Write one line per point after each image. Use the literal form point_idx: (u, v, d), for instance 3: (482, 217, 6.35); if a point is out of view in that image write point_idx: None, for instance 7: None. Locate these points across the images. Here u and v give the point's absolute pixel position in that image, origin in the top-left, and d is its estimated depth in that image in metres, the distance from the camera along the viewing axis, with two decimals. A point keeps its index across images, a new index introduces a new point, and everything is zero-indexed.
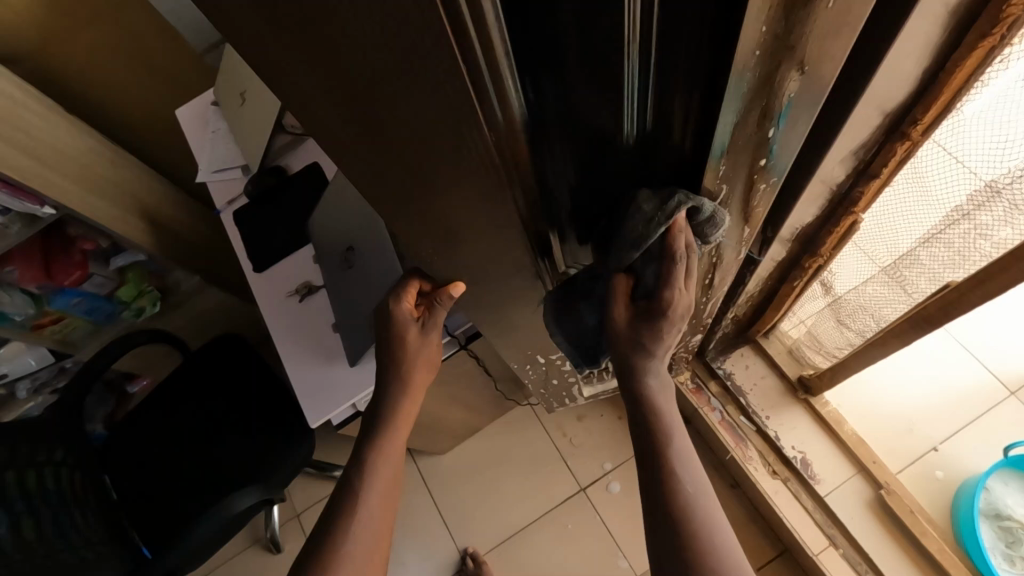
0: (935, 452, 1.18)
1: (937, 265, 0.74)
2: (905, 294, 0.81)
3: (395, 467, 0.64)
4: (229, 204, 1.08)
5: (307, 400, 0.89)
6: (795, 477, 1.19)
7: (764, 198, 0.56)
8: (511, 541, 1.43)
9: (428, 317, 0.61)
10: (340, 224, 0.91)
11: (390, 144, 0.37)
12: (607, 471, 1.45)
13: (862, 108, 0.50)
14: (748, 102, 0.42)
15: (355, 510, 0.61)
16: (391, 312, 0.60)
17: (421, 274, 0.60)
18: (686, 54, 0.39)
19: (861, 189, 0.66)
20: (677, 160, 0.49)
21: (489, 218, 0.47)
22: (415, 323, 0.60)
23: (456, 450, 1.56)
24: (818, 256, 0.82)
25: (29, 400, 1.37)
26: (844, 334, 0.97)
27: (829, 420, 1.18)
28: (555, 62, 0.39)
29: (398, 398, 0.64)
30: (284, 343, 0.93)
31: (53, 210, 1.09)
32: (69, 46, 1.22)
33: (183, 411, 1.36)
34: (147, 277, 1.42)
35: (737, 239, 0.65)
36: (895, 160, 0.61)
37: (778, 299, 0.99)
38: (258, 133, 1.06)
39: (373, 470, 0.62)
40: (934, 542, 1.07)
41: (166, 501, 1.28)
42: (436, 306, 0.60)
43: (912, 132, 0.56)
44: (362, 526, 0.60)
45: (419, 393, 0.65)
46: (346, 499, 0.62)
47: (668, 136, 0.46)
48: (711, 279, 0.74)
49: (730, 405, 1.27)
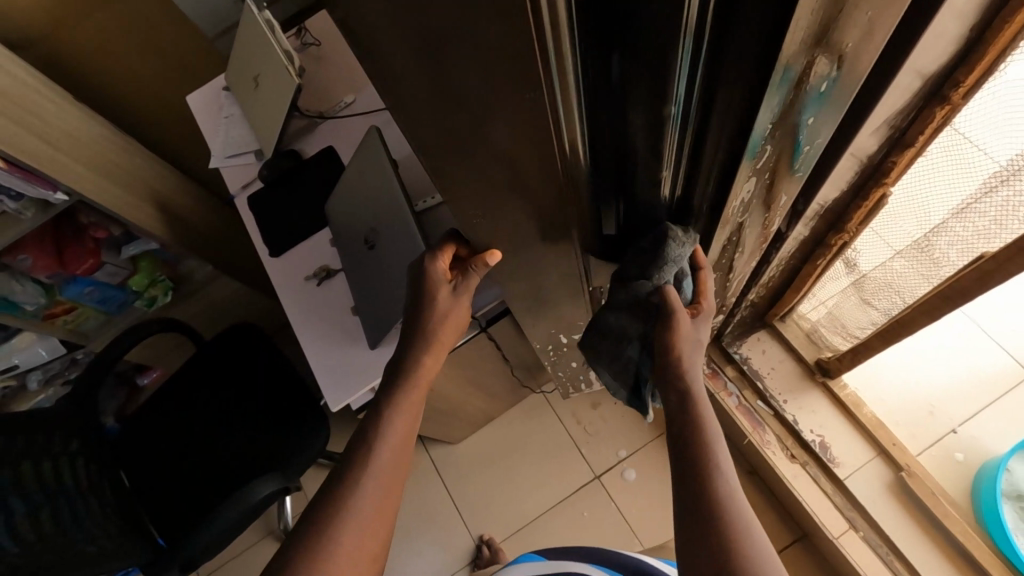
0: (954, 434, 1.17)
1: (969, 236, 0.73)
2: (934, 268, 0.81)
3: (409, 431, 0.63)
4: (243, 188, 1.07)
5: (326, 383, 0.88)
6: (814, 461, 1.18)
7: (804, 164, 0.55)
8: (526, 530, 1.43)
9: (461, 280, 0.60)
10: (360, 206, 0.90)
11: (439, 97, 0.36)
12: (622, 459, 1.45)
13: (907, 71, 0.49)
14: (797, 69, 0.40)
15: (388, 485, 0.60)
16: (426, 271, 0.59)
17: (462, 235, 0.59)
18: (735, 22, 0.36)
19: (895, 159, 0.65)
20: (715, 141, 0.47)
21: (529, 188, 0.45)
22: (448, 286, 0.60)
23: (469, 439, 1.55)
24: (845, 232, 0.81)
25: (41, 391, 1.35)
26: (868, 313, 0.97)
27: (849, 404, 1.17)
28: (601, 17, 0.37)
29: (428, 374, 0.64)
30: (302, 326, 0.93)
31: (66, 196, 1.08)
32: (79, 33, 1.21)
33: (196, 401, 1.35)
34: (159, 266, 1.41)
35: (771, 210, 0.64)
36: (931, 127, 0.60)
37: (800, 279, 0.98)
38: (273, 117, 1.05)
39: (390, 433, 0.61)
40: (956, 524, 1.06)
41: (180, 491, 1.27)
42: (471, 267, 0.58)
43: (952, 96, 0.56)
44: (379, 492, 0.59)
45: (446, 350, 0.64)
46: (354, 462, 0.60)
47: (710, 108, 0.44)
48: (739, 254, 0.73)
49: (747, 390, 1.27)
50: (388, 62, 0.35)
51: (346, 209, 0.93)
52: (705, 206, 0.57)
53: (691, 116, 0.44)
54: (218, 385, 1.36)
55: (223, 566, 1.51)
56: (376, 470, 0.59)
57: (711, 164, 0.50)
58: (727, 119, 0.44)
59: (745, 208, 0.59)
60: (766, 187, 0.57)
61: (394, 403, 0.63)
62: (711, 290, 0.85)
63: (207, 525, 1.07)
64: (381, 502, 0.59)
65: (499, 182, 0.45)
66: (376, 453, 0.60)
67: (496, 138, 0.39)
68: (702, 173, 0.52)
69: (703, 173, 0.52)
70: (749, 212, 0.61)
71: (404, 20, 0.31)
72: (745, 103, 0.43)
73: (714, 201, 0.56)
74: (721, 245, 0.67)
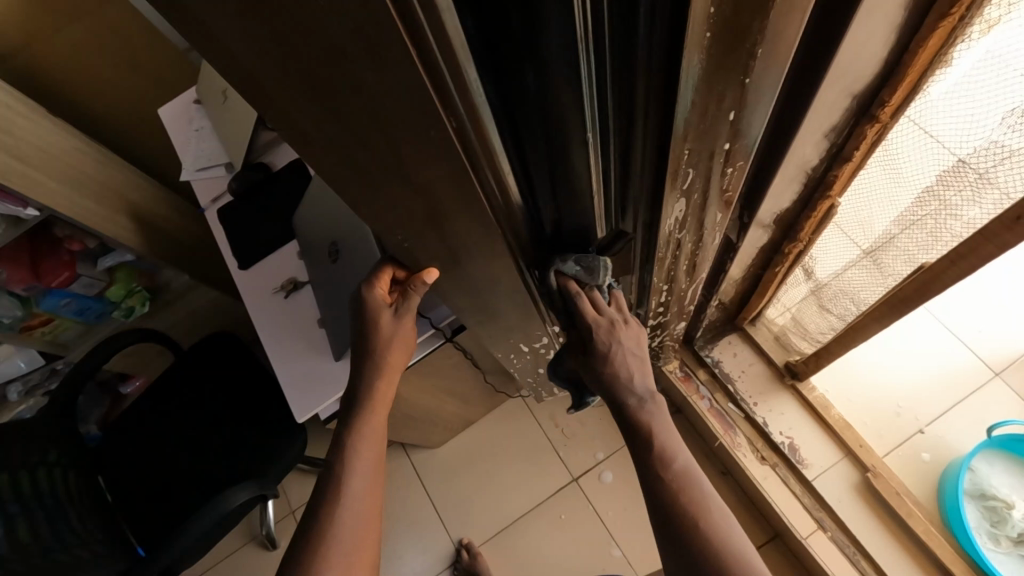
0: (921, 434, 1.19)
1: (913, 247, 0.75)
2: (882, 276, 0.82)
3: (375, 451, 0.64)
4: (213, 202, 1.08)
5: (293, 395, 0.89)
6: (783, 463, 1.20)
7: (734, 180, 0.56)
8: (505, 533, 1.44)
9: (402, 304, 0.60)
10: (324, 219, 0.91)
11: (352, 135, 0.37)
12: (599, 461, 1.46)
13: (829, 93, 0.50)
14: (705, 88, 0.41)
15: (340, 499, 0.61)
16: (363, 299, 0.61)
17: (397, 263, 0.60)
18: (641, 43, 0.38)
19: (835, 173, 0.67)
20: (639, 157, 0.49)
21: (458, 213, 0.47)
22: (388, 309, 0.61)
23: (449, 443, 1.57)
24: (798, 242, 0.83)
25: (21, 403, 1.34)
26: (827, 319, 0.99)
27: (817, 406, 1.19)
28: (511, 50, 0.39)
29: (382, 389, 0.65)
30: (269, 339, 0.94)
31: (37, 211, 1.09)
32: (51, 46, 1.21)
33: (175, 409, 1.36)
34: (136, 277, 1.43)
35: (710, 225, 0.65)
36: (866, 142, 0.61)
37: (762, 285, 1.00)
38: (241, 130, 1.06)
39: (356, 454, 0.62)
40: (920, 523, 1.08)
41: (158, 500, 1.28)
42: (409, 291, 0.59)
43: (881, 115, 0.57)
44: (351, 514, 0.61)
45: (395, 373, 0.65)
46: (328, 486, 0.62)
47: (632, 126, 0.46)
48: (689, 265, 0.75)
49: (718, 392, 1.28)
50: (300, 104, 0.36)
51: (312, 222, 0.95)
52: (643, 220, 0.59)
53: (612, 135, 0.46)
54: (197, 393, 1.37)
55: (206, 573, 1.52)
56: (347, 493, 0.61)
57: (640, 178, 0.52)
58: (647, 137, 0.46)
59: (681, 224, 0.61)
60: (699, 204, 0.59)
61: (347, 419, 0.64)
62: (669, 298, 0.86)
63: (182, 532, 1.08)
64: (347, 521, 0.60)
65: (429, 208, 0.46)
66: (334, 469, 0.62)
67: (417, 169, 0.40)
68: (634, 189, 0.53)
69: (635, 189, 0.53)
70: (687, 227, 0.63)
71: (302, 69, 0.32)
72: (662, 122, 0.45)
73: (649, 216, 0.58)
74: (666, 257, 0.68)
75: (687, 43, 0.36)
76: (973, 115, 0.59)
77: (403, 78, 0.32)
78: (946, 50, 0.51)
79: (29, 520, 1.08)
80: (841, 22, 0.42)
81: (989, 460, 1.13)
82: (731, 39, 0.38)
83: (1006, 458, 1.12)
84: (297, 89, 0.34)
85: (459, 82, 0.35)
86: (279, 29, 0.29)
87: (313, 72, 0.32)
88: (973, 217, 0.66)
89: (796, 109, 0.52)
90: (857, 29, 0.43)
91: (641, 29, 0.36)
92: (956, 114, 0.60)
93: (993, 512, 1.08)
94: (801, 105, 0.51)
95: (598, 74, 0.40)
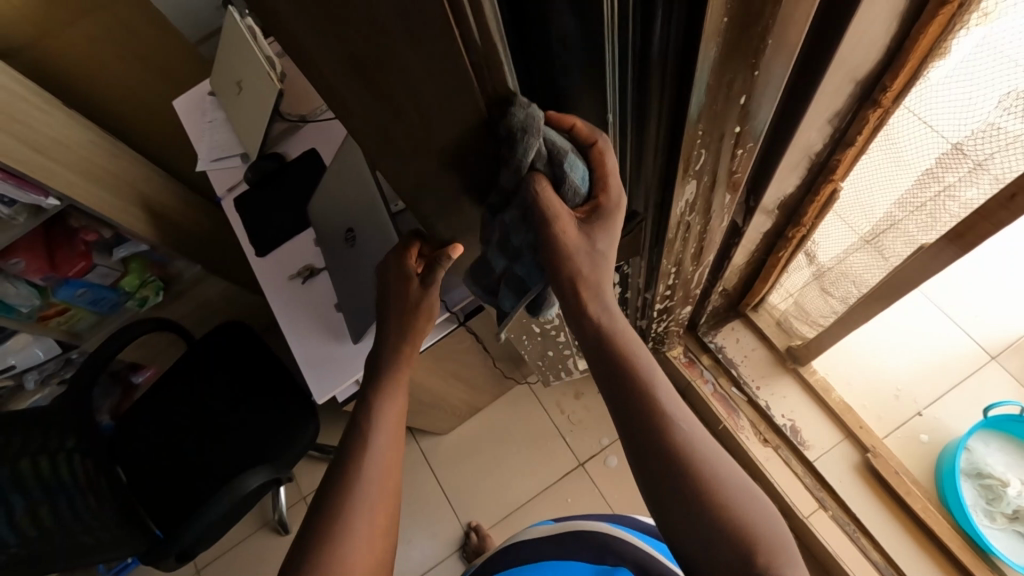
0: (919, 417, 1.22)
1: (912, 228, 0.78)
2: (883, 259, 0.85)
3: (397, 422, 0.66)
4: (229, 191, 1.10)
5: (312, 377, 0.92)
6: (786, 445, 1.23)
7: (742, 162, 0.59)
8: (513, 516, 1.47)
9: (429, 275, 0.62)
10: (339, 205, 0.94)
11: (391, 113, 0.40)
12: (604, 446, 1.49)
13: (833, 80, 0.53)
14: (719, 71, 0.44)
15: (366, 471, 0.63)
16: (393, 269, 0.63)
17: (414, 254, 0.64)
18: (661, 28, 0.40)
19: (839, 156, 0.70)
20: (655, 136, 0.52)
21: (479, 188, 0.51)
22: (415, 278, 0.63)
23: (457, 430, 1.60)
24: (802, 226, 0.86)
25: (37, 391, 1.37)
26: (828, 302, 1.02)
27: (818, 388, 1.23)
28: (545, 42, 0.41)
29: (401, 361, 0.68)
30: (288, 322, 0.96)
31: (58, 201, 1.11)
32: (66, 42, 1.24)
33: (187, 395, 1.39)
34: (149, 267, 1.44)
35: (719, 208, 0.67)
36: (869, 127, 0.64)
37: (766, 270, 1.03)
38: (256, 120, 1.08)
39: (380, 429, 0.65)
40: (918, 501, 1.12)
41: (174, 485, 1.31)
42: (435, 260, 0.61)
43: (883, 99, 0.60)
44: (377, 484, 0.62)
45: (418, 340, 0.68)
46: (349, 456, 0.64)
47: (647, 109, 0.48)
48: (697, 247, 0.77)
49: (721, 376, 1.30)
50: (343, 88, 0.39)
51: (327, 211, 0.97)
52: (655, 200, 0.62)
53: (629, 116, 0.49)
54: (210, 380, 1.39)
55: (220, 557, 1.56)
56: (369, 464, 0.63)
57: (654, 158, 0.55)
58: (664, 117, 0.49)
59: (691, 207, 0.64)
60: (710, 186, 0.62)
61: (372, 394, 0.66)
62: (678, 281, 0.89)
63: (198, 515, 1.11)
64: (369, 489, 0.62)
65: (456, 185, 0.48)
66: (361, 443, 0.64)
67: (450, 147, 0.43)
68: (648, 168, 0.56)
69: (648, 168, 0.56)
70: (697, 210, 0.66)
71: (353, 50, 0.35)
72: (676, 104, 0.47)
73: (662, 196, 0.61)
74: (678, 238, 0.71)
75: (706, 27, 0.38)
76: (969, 99, 0.62)
77: (447, 62, 0.35)
78: (946, 37, 0.53)
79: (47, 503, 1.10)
80: (843, 15, 0.45)
81: (985, 440, 1.16)
82: (745, 24, 0.40)
83: (1001, 439, 1.15)
84: (347, 71, 0.36)
85: (492, 64, 0.38)
86: (337, 15, 0.32)
87: (362, 46, 0.34)
88: (970, 197, 0.68)
89: (802, 94, 0.54)
90: (861, 18, 0.45)
91: (661, 15, 0.39)
92: (954, 99, 0.63)
93: (988, 490, 1.11)
94: (809, 90, 0.53)
95: (620, 58, 0.42)
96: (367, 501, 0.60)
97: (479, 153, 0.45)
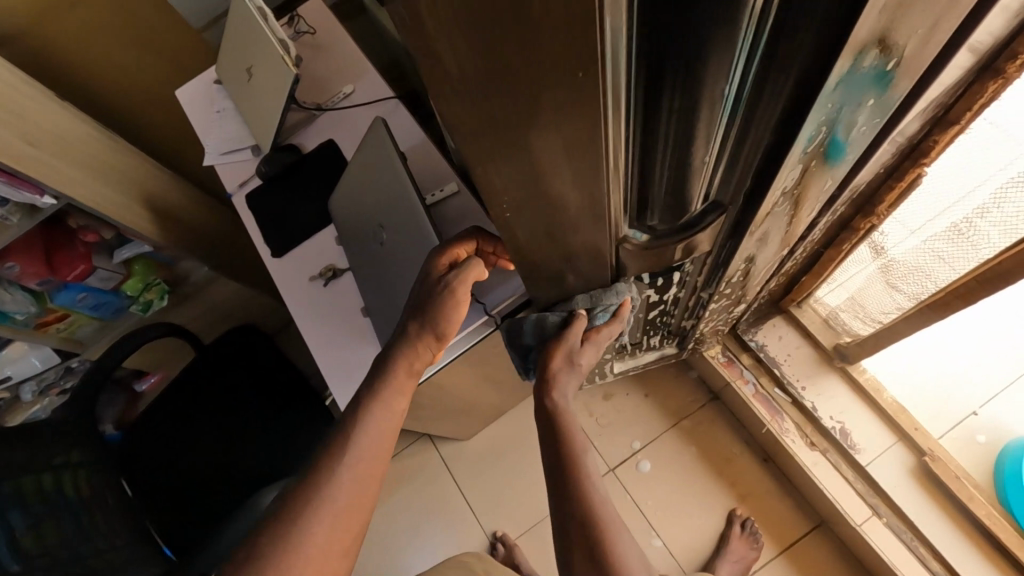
0: (975, 416, 1.15)
1: (1010, 217, 0.69)
2: (974, 252, 0.76)
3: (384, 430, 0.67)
4: (241, 186, 1.02)
5: (340, 388, 0.85)
6: (834, 448, 1.16)
7: (863, 139, 0.52)
8: (541, 526, 1.40)
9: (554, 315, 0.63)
10: (367, 201, 0.86)
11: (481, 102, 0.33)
12: (636, 450, 1.42)
13: (969, 46, 0.46)
14: (871, 32, 0.37)
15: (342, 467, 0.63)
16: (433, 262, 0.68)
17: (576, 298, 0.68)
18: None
19: (936, 138, 0.63)
20: (765, 114, 0.45)
21: None
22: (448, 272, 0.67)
23: (480, 435, 1.52)
24: (874, 216, 0.79)
25: (35, 402, 1.29)
26: (893, 298, 0.93)
27: (868, 388, 1.16)
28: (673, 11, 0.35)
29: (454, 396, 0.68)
30: (312, 328, 0.89)
31: (54, 199, 1.02)
32: (60, 26, 1.15)
33: (198, 403, 1.30)
34: (155, 269, 1.33)
35: (814, 195, 0.61)
36: (979, 104, 0.57)
37: (822, 263, 0.97)
38: (269, 109, 0.99)
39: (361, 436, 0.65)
40: (982, 507, 1.05)
41: (184, 502, 1.22)
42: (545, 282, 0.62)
43: (1007, 69, 0.52)
44: (349, 485, 0.62)
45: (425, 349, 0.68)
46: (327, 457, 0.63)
47: (766, 83, 0.42)
48: (771, 242, 0.70)
49: (763, 377, 1.24)
50: (430, 66, 0.31)
51: (351, 206, 0.89)
52: (744, 189, 0.55)
53: (745, 85, 0.42)
54: (220, 387, 1.31)
55: None
56: (347, 461, 0.63)
57: (757, 141, 0.48)
58: (786, 90, 0.42)
59: (785, 196, 0.56)
60: (806, 170, 0.54)
61: (365, 414, 0.66)
62: (739, 278, 0.81)
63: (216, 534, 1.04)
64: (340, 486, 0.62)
65: (544, 175, 0.40)
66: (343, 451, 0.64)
67: (539, 139, 0.36)
68: (748, 150, 0.50)
69: (749, 150, 0.50)
70: (788, 201, 0.59)
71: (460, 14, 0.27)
72: (802, 76, 0.41)
73: (755, 185, 0.54)
74: (758, 232, 0.64)
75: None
76: None
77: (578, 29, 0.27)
78: None
79: (66, 519, 1.02)
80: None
81: None
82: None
83: None
84: (441, 34, 0.28)
85: (618, 36, 0.31)
86: None
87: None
88: None
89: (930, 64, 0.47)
90: None
91: None
92: None
93: None
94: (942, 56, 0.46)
95: (753, 29, 0.37)
96: (333, 504, 0.61)
97: (584, 153, 0.37)
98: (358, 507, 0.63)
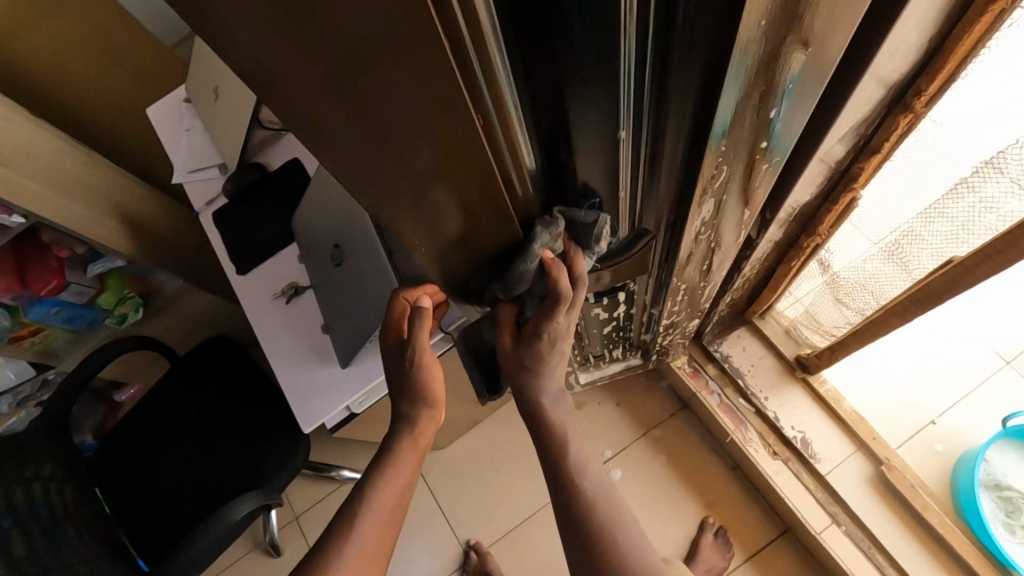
0: (933, 425, 1.18)
1: (940, 241, 0.73)
2: (906, 272, 0.80)
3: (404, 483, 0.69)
4: (208, 204, 1.04)
5: (299, 405, 0.86)
6: (796, 457, 1.19)
7: (765, 179, 0.54)
8: (513, 534, 1.42)
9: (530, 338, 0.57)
10: (325, 222, 0.88)
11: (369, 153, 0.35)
12: (607, 459, 1.44)
13: (867, 83, 0.47)
14: (750, 79, 0.39)
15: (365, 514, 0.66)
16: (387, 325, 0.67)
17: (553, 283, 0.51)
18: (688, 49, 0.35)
19: (862, 164, 0.65)
20: (670, 153, 0.46)
21: None
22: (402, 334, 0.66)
23: (455, 444, 1.54)
24: (816, 235, 0.81)
25: (11, 415, 1.28)
26: (842, 313, 0.96)
27: (829, 399, 1.18)
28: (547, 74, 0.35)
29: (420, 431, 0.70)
30: (273, 345, 0.91)
31: (23, 218, 1.05)
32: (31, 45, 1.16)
33: (172, 415, 1.32)
34: (128, 282, 1.39)
35: (736, 224, 0.63)
36: (896, 134, 0.59)
37: (776, 278, 0.99)
38: (234, 128, 1.01)
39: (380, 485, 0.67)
40: (935, 515, 1.08)
41: (157, 513, 1.23)
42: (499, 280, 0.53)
43: (915, 104, 0.54)
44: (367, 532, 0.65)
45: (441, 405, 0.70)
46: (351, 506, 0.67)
47: (664, 129, 0.43)
48: (708, 263, 0.72)
49: (728, 387, 1.26)
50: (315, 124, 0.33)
51: (312, 225, 0.91)
52: (665, 217, 0.57)
53: (644, 131, 0.42)
54: (195, 399, 1.33)
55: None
56: (368, 512, 0.66)
57: (667, 179, 0.49)
58: (683, 132, 0.43)
59: (705, 223, 0.59)
60: (724, 202, 0.57)
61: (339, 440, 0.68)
62: (686, 295, 0.84)
63: (184, 547, 1.05)
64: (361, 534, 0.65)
65: (448, 216, 0.42)
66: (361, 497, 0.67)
67: (432, 185, 0.37)
68: (661, 185, 0.50)
69: (662, 186, 0.50)
70: (710, 227, 0.61)
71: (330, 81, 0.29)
72: (696, 121, 0.42)
73: (675, 213, 0.56)
74: (689, 254, 0.66)
75: (739, 37, 0.34)
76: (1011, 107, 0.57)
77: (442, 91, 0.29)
78: (989, 36, 0.47)
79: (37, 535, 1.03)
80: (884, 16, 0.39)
81: (1004, 450, 1.11)
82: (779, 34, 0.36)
83: (1018, 449, 1.11)
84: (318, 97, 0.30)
85: (490, 91, 0.33)
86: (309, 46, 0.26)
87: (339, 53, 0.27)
88: (1009, 211, 0.64)
89: (832, 102, 0.49)
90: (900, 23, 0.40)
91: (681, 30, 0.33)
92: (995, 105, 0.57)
93: (1007, 502, 1.08)
94: (842, 94, 0.47)
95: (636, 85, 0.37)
96: (355, 551, 0.64)
97: (479, 193, 0.39)
98: (378, 553, 0.66)
